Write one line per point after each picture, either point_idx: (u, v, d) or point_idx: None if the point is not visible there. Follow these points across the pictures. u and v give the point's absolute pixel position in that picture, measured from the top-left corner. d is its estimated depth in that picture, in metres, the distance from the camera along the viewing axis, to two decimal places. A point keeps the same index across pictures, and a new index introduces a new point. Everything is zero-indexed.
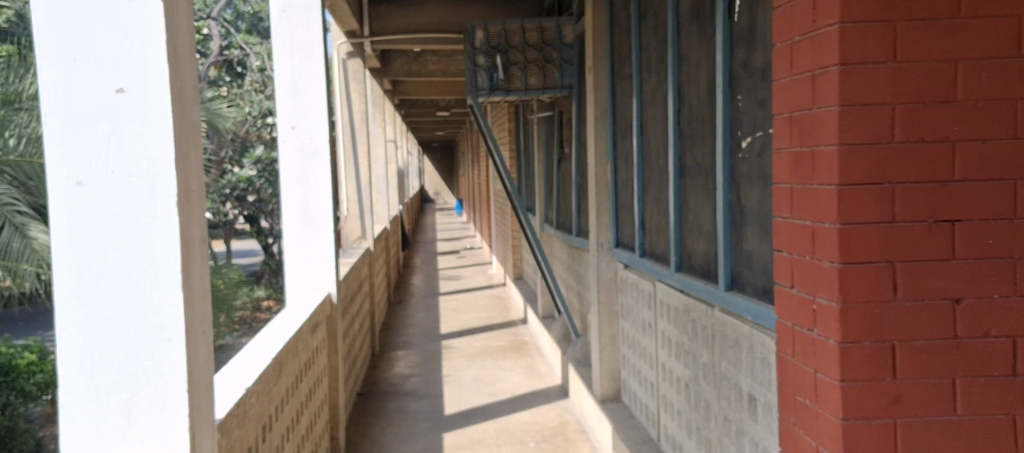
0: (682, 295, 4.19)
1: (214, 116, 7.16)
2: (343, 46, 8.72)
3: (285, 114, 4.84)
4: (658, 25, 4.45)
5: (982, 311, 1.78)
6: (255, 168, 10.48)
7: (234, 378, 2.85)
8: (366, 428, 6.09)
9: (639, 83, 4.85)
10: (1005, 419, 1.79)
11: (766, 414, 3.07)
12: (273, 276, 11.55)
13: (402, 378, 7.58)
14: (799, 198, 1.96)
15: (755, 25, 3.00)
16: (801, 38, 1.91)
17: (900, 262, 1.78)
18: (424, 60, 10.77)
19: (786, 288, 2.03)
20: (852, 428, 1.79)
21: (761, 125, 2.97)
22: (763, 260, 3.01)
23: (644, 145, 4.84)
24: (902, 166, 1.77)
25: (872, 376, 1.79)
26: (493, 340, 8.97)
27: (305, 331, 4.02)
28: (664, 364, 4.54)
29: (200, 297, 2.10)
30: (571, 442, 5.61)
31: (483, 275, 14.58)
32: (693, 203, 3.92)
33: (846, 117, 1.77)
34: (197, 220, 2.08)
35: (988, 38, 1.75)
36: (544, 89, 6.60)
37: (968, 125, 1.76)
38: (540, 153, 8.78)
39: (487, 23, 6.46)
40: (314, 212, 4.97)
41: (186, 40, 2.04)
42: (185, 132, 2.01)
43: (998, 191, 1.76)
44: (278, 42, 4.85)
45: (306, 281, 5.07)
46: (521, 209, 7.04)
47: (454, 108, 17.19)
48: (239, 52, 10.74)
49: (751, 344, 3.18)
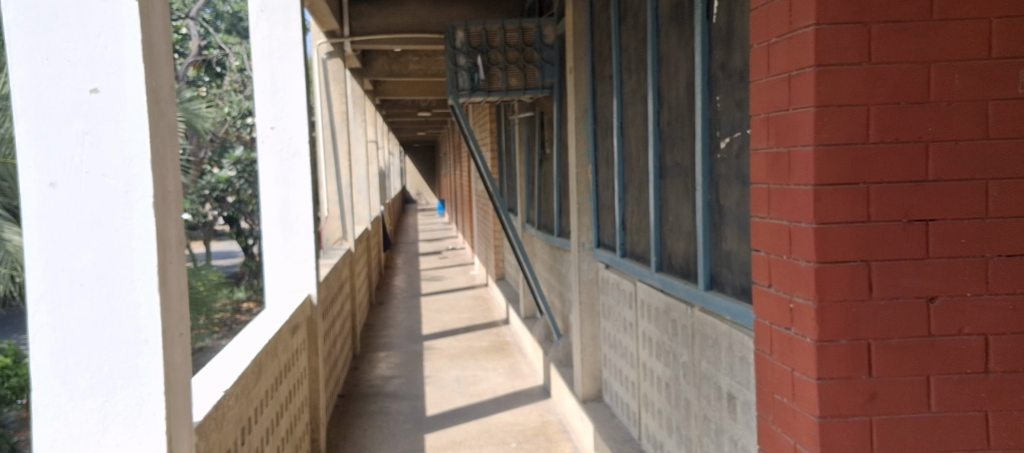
0: (662, 295, 4.21)
1: (193, 116, 7.12)
2: (323, 46, 8.69)
3: (264, 115, 4.82)
4: (638, 26, 4.47)
5: (955, 310, 1.80)
6: (235, 169, 10.42)
7: (214, 379, 2.84)
8: (347, 429, 6.08)
9: (620, 84, 4.86)
10: (977, 416, 1.81)
11: (744, 412, 3.09)
12: (253, 277, 11.48)
13: (384, 379, 7.57)
14: (776, 198, 1.97)
15: (733, 25, 3.02)
16: (777, 39, 1.93)
17: (874, 261, 1.80)
18: (405, 60, 10.73)
19: (764, 287, 2.05)
20: (829, 426, 1.81)
21: (739, 126, 2.99)
22: (742, 259, 3.03)
23: (625, 146, 4.86)
24: (877, 166, 1.79)
25: (848, 374, 1.81)
26: (475, 341, 8.98)
27: (284, 333, 4.00)
28: (645, 364, 4.56)
29: (178, 299, 2.10)
30: (552, 442, 5.62)
31: (464, 275, 14.59)
32: (673, 203, 3.94)
33: (822, 118, 1.78)
34: (174, 221, 2.08)
35: (959, 41, 1.78)
36: (525, 89, 6.64)
37: (942, 126, 1.79)
38: (521, 153, 8.80)
39: (468, 22, 6.40)
40: (294, 213, 4.95)
41: (162, 40, 2.04)
42: (162, 133, 2.01)
43: (971, 191, 1.78)
44: (257, 42, 4.82)
45: (287, 282, 5.06)
46: (503, 209, 7.05)
47: (436, 108, 17.18)
48: (218, 52, 10.67)
49: (729, 343, 3.21)
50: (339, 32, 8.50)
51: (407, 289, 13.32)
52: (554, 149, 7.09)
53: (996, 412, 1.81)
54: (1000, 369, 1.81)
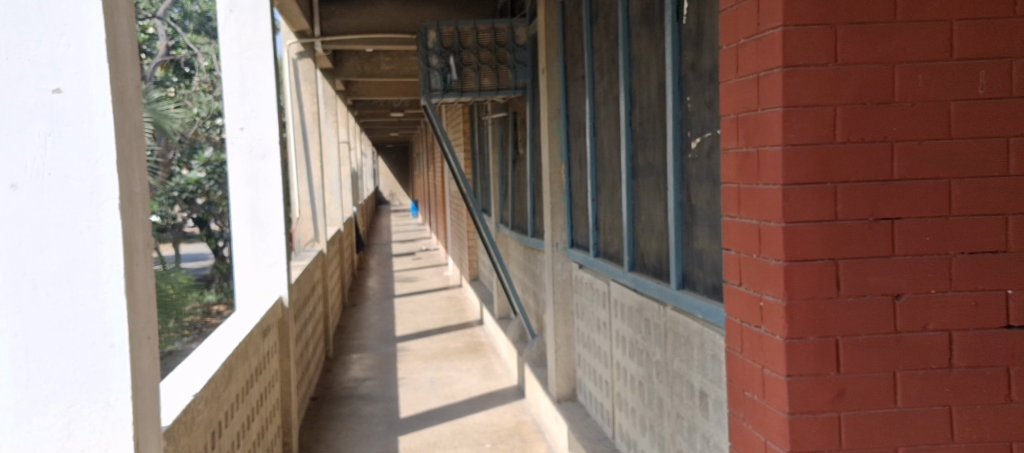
0: (635, 294, 4.23)
1: (160, 117, 7.06)
2: (293, 46, 8.65)
3: (232, 116, 4.78)
4: (609, 27, 4.49)
5: (920, 306, 1.83)
6: (204, 170, 10.39)
7: (183, 384, 2.81)
8: (319, 432, 6.05)
9: (592, 85, 4.88)
10: (942, 411, 1.84)
11: (716, 409, 3.12)
12: (224, 280, 11.40)
13: (357, 381, 7.54)
14: (745, 198, 1.99)
15: (703, 26, 3.04)
16: (745, 41, 1.95)
17: (842, 259, 1.82)
18: (377, 60, 10.67)
19: (735, 286, 2.07)
20: (798, 422, 1.82)
21: (709, 126, 3.02)
22: (712, 258, 3.06)
23: (597, 146, 4.87)
24: (843, 166, 1.81)
25: (817, 370, 1.83)
26: (450, 342, 8.97)
27: (254, 336, 3.96)
28: (619, 363, 4.58)
29: (144, 302, 2.07)
30: (526, 442, 5.63)
31: (439, 277, 14.56)
32: (645, 203, 3.96)
33: (790, 118, 1.80)
34: (140, 224, 2.05)
35: (922, 42, 1.80)
36: (498, 89, 6.59)
37: (906, 126, 1.81)
38: (494, 154, 8.80)
39: (440, 23, 6.43)
40: (264, 214, 4.90)
41: (126, 40, 2.01)
42: (127, 135, 1.98)
43: (934, 190, 1.81)
44: (225, 42, 4.79)
45: (258, 284, 5.04)
46: (476, 210, 7.04)
47: (409, 109, 17.14)
48: (187, 52, 10.55)
49: (701, 341, 3.23)
50: (310, 32, 8.45)
51: (380, 290, 13.27)
52: (527, 149, 7.10)
53: (960, 406, 1.84)
54: (963, 364, 1.83)
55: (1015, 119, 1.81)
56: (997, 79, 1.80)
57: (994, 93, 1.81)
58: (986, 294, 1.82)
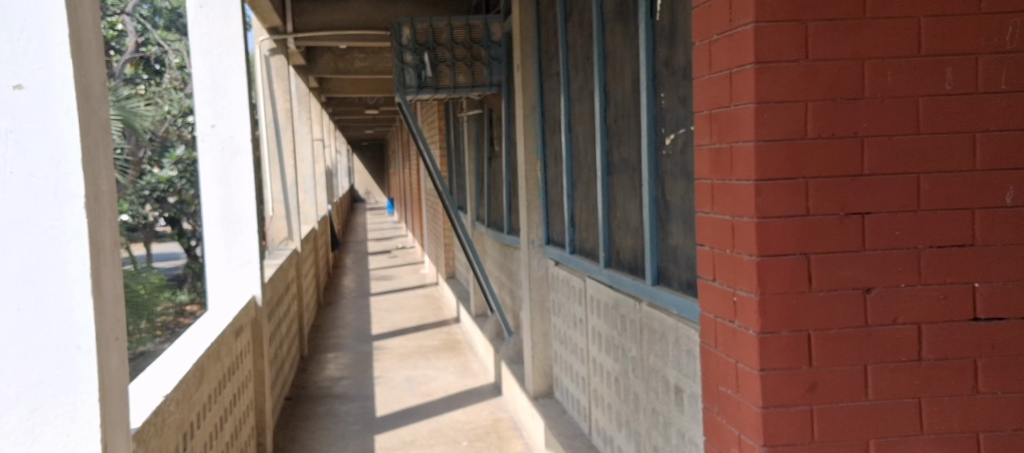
0: (611, 291, 4.23)
1: (128, 114, 6.89)
2: (264, 42, 8.53)
3: (203, 113, 4.73)
4: (583, 23, 4.50)
5: (890, 300, 1.84)
6: (176, 168, 10.38)
7: (152, 385, 2.77)
8: (294, 433, 6.01)
9: (567, 81, 4.88)
10: (911, 403, 1.86)
11: (691, 404, 3.14)
12: (195, 279, 11.30)
13: (332, 380, 7.50)
14: (718, 194, 2.00)
15: (676, 24, 3.05)
16: (718, 37, 1.96)
17: (814, 254, 1.83)
18: (350, 57, 10.62)
19: (708, 281, 2.08)
20: (771, 416, 1.83)
21: (683, 122, 3.03)
22: (687, 255, 3.07)
23: (572, 143, 4.88)
24: (814, 161, 1.82)
25: (790, 364, 1.84)
26: (426, 340, 8.95)
27: (226, 336, 3.92)
28: (596, 360, 4.58)
29: (113, 303, 2.05)
30: (503, 440, 5.63)
31: (414, 274, 14.52)
32: (621, 199, 3.97)
33: (762, 115, 1.81)
34: (108, 221, 2.03)
35: (890, 38, 1.82)
36: (473, 86, 6.62)
37: (875, 121, 1.83)
38: (470, 151, 8.79)
39: (414, 20, 6.39)
40: (237, 212, 4.86)
41: (91, 34, 1.98)
42: (92, 130, 1.95)
43: (902, 185, 1.83)
44: (195, 38, 4.74)
45: (230, 284, 5.00)
46: (452, 207, 7.01)
47: (383, 106, 17.07)
48: (157, 49, 10.37)
49: (676, 337, 3.25)
50: (282, 29, 8.37)
51: (356, 289, 13.22)
52: (503, 145, 7.10)
53: (929, 398, 1.86)
54: (932, 357, 1.85)
55: (983, 114, 1.83)
56: (964, 75, 1.82)
57: (961, 88, 1.82)
58: (954, 288, 1.84)
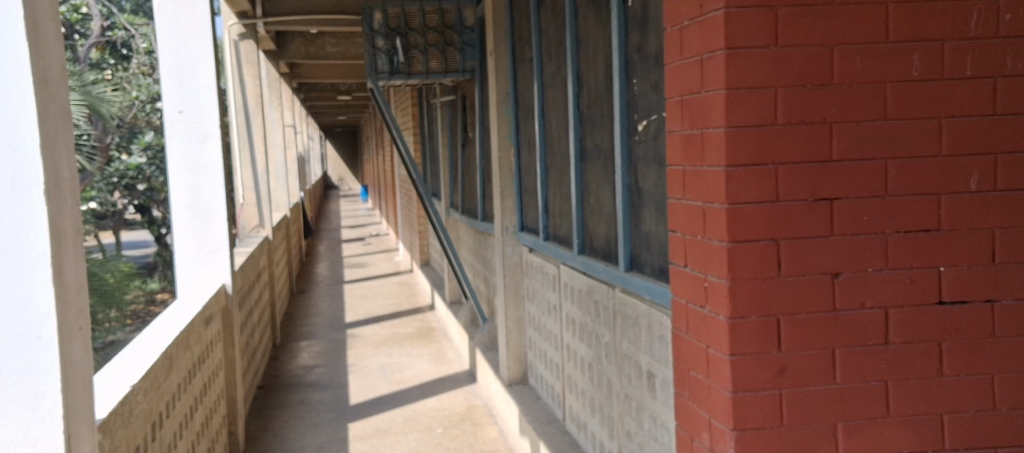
0: (585, 277, 4.24)
1: (94, 99, 6.74)
2: (234, 27, 8.54)
3: (170, 98, 4.66)
4: (556, 9, 4.49)
5: (858, 284, 1.86)
6: (145, 155, 10.24)
7: (117, 376, 2.73)
8: (267, 421, 5.98)
9: (540, 68, 4.86)
10: (877, 386, 1.88)
11: (663, 390, 3.18)
12: (166, 267, 11.15)
13: (305, 369, 7.47)
14: (690, 180, 2.00)
15: (648, 10, 3.06)
16: (689, 22, 1.95)
17: (783, 239, 1.84)
18: (322, 42, 10.45)
19: (680, 267, 2.08)
20: (740, 400, 1.85)
21: (655, 109, 3.04)
22: (659, 241, 3.09)
23: (546, 129, 4.87)
24: (783, 147, 1.83)
25: (760, 348, 1.85)
26: (400, 327, 8.93)
27: (196, 324, 3.88)
28: (569, 346, 4.60)
29: (76, 290, 2.02)
30: (478, 426, 5.63)
31: (388, 262, 14.48)
32: (594, 186, 3.97)
33: (733, 100, 1.81)
34: (69, 211, 2.00)
35: (858, 25, 1.83)
36: (446, 72, 6.61)
37: (844, 107, 1.84)
38: (443, 137, 8.76)
39: (385, 4, 6.37)
40: (206, 200, 4.81)
41: (49, 18, 1.94)
42: (51, 116, 1.91)
43: (870, 170, 1.85)
44: (161, 22, 4.67)
45: (200, 273, 4.95)
46: (426, 195, 6.97)
47: (357, 92, 16.96)
48: (124, 33, 10.20)
49: (649, 323, 3.27)
50: (251, 13, 8.34)
51: (330, 276, 13.16)
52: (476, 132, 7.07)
53: (895, 381, 1.88)
54: (898, 340, 1.87)
55: (948, 101, 1.84)
56: (929, 61, 1.84)
57: (928, 74, 1.84)
58: (920, 272, 1.86)
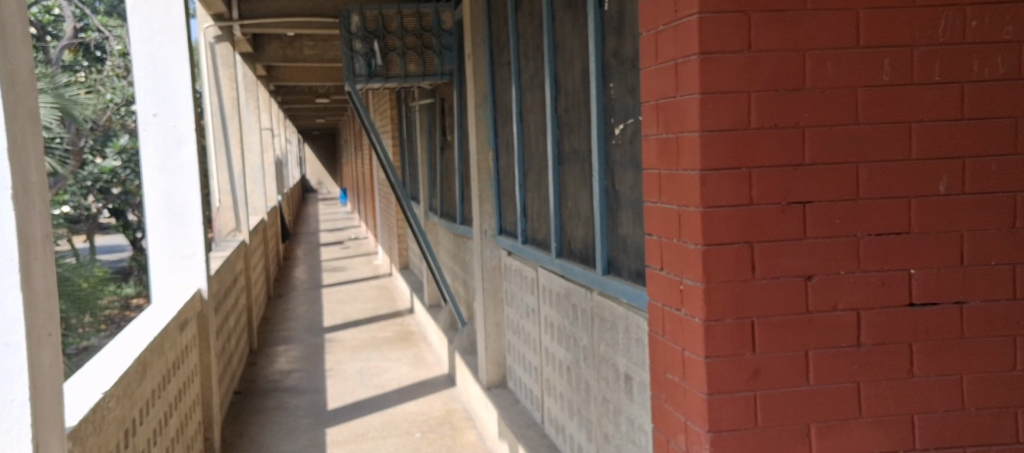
0: (563, 280, 4.25)
1: (67, 102, 6.67)
2: (210, 29, 8.60)
3: (143, 102, 4.63)
4: (533, 13, 4.50)
5: (831, 286, 1.88)
6: (119, 159, 10.18)
7: (90, 383, 2.69)
8: (244, 427, 5.94)
9: (518, 71, 4.87)
10: (850, 387, 1.89)
11: (640, 392, 3.19)
12: (141, 271, 11.07)
13: (283, 373, 7.42)
14: (666, 184, 2.01)
15: (624, 14, 3.07)
16: (664, 28, 1.97)
17: (757, 242, 1.86)
18: (299, 45, 10.40)
19: (656, 270, 2.09)
20: (716, 402, 1.86)
21: (632, 113, 3.06)
22: (636, 244, 3.10)
23: (524, 133, 4.87)
24: (757, 151, 1.84)
25: (734, 350, 1.86)
26: (379, 331, 8.91)
27: (171, 329, 3.85)
28: (548, 349, 4.60)
29: (45, 298, 2.00)
30: (457, 430, 5.62)
31: (367, 265, 14.43)
32: (572, 189, 3.97)
33: (707, 105, 1.83)
34: (39, 217, 1.99)
35: (830, 30, 1.85)
36: (424, 75, 6.60)
37: (816, 112, 1.85)
38: (422, 140, 8.75)
39: (363, 7, 6.34)
40: (180, 204, 4.77)
41: (16, 20, 1.91)
42: (19, 120, 1.89)
43: (842, 174, 1.86)
44: (134, 24, 4.64)
45: (175, 277, 4.90)
46: (405, 198, 6.95)
47: (334, 95, 16.91)
48: (97, 35, 10.10)
49: (626, 325, 3.28)
50: (227, 16, 8.30)
51: (308, 280, 13.11)
52: (454, 135, 7.08)
53: (867, 382, 1.90)
54: (870, 341, 1.89)
55: (917, 105, 1.87)
56: (900, 66, 1.86)
57: (898, 79, 1.86)
58: (892, 274, 1.89)
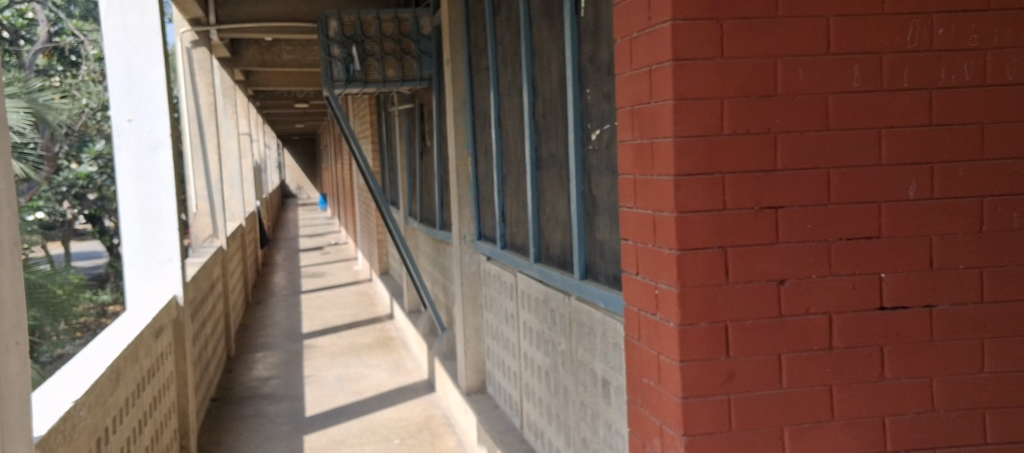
0: (541, 285, 4.25)
1: (42, 107, 6.61)
2: (186, 35, 8.49)
3: (118, 107, 4.60)
4: (511, 19, 4.52)
5: (802, 291, 1.90)
6: (94, 164, 10.13)
7: (62, 391, 2.67)
8: (220, 434, 5.90)
9: (496, 77, 4.88)
10: (823, 390, 1.91)
11: (617, 396, 3.20)
12: (117, 278, 10.96)
13: (261, 380, 7.38)
14: (641, 189, 2.02)
15: (600, 20, 3.09)
16: (638, 34, 1.98)
17: (730, 247, 1.87)
18: (277, 50, 10.36)
19: (632, 275, 2.10)
20: (691, 406, 1.87)
21: (608, 118, 3.07)
22: (613, 249, 3.12)
23: (502, 138, 4.88)
24: (730, 157, 1.86)
25: (708, 355, 1.88)
26: (358, 337, 8.87)
27: (145, 337, 3.82)
28: (526, 354, 4.61)
29: (13, 305, 1.98)
30: (436, 436, 5.61)
31: (346, 271, 14.37)
32: (550, 194, 3.98)
33: (680, 111, 1.84)
34: (6, 222, 1.97)
35: (800, 37, 1.86)
36: (403, 80, 6.57)
37: (788, 118, 1.87)
38: (401, 145, 8.74)
39: (341, 12, 6.32)
40: (155, 210, 4.74)
41: None
42: None
43: (814, 179, 1.88)
44: (109, 29, 4.62)
45: (149, 284, 4.85)
46: (384, 204, 6.90)
47: (313, 100, 16.86)
48: (72, 39, 10.00)
49: (604, 330, 3.30)
50: (204, 20, 8.25)
51: (287, 286, 13.04)
52: (434, 141, 7.07)
53: (839, 385, 1.91)
54: (842, 345, 1.91)
55: (887, 112, 1.89)
56: (869, 73, 1.88)
57: (867, 85, 1.88)
58: (864, 278, 1.90)
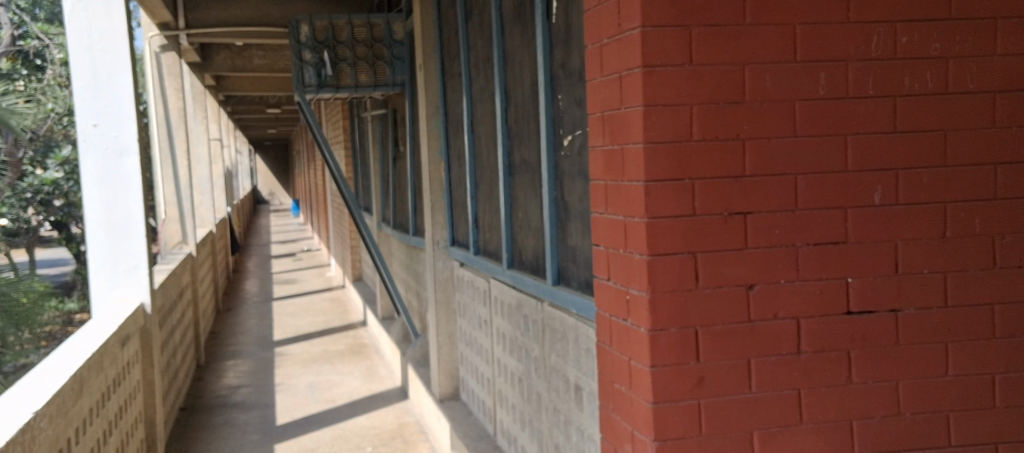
0: (514, 291, 4.25)
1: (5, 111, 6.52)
2: (155, 39, 8.45)
3: (83, 112, 4.54)
4: (483, 25, 4.52)
5: (770, 295, 1.91)
6: (61, 169, 9.99)
7: (23, 401, 2.63)
8: (188, 443, 5.83)
9: (468, 83, 4.88)
10: (791, 394, 1.92)
11: (590, 402, 3.20)
12: (84, 286, 10.80)
13: (231, 389, 7.31)
14: (611, 194, 2.02)
15: (571, 25, 3.09)
16: (608, 41, 1.98)
17: (700, 252, 1.88)
18: (249, 54, 10.27)
19: (604, 280, 2.10)
20: (662, 410, 1.88)
21: (579, 124, 3.07)
22: (584, 255, 3.12)
23: (475, 144, 4.88)
24: (698, 162, 1.87)
25: (678, 360, 1.88)
26: (331, 344, 8.81)
27: (110, 345, 3.77)
28: (500, 360, 4.60)
29: None
30: (409, 443, 5.58)
31: (320, 278, 14.28)
32: (522, 200, 3.98)
33: (650, 117, 1.85)
34: None
35: (767, 43, 1.88)
36: (375, 86, 6.54)
37: (756, 124, 1.88)
38: (375, 152, 8.71)
39: (312, 16, 6.31)
40: (123, 216, 4.68)
41: None
42: None
43: (782, 185, 1.89)
44: (73, 33, 4.57)
45: (115, 291, 4.79)
46: (357, 210, 6.84)
47: (285, 105, 16.75)
48: (37, 42, 9.89)
49: (576, 336, 3.30)
50: (173, 25, 8.15)
51: (259, 293, 12.93)
52: (407, 146, 7.05)
53: (807, 389, 1.92)
54: (810, 349, 1.92)
55: (853, 117, 1.91)
56: (835, 79, 1.90)
57: (834, 92, 1.90)
58: (831, 283, 1.92)
